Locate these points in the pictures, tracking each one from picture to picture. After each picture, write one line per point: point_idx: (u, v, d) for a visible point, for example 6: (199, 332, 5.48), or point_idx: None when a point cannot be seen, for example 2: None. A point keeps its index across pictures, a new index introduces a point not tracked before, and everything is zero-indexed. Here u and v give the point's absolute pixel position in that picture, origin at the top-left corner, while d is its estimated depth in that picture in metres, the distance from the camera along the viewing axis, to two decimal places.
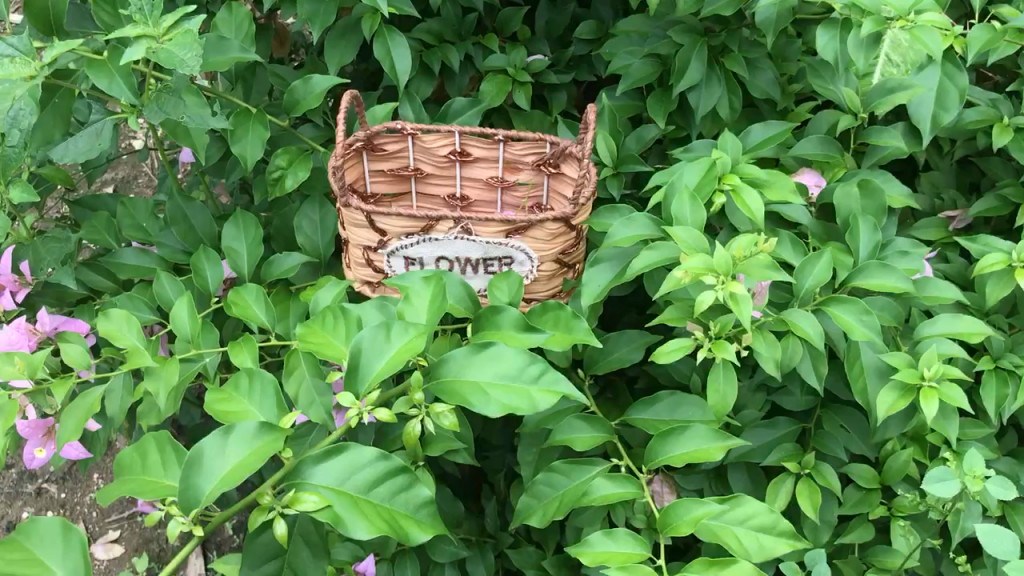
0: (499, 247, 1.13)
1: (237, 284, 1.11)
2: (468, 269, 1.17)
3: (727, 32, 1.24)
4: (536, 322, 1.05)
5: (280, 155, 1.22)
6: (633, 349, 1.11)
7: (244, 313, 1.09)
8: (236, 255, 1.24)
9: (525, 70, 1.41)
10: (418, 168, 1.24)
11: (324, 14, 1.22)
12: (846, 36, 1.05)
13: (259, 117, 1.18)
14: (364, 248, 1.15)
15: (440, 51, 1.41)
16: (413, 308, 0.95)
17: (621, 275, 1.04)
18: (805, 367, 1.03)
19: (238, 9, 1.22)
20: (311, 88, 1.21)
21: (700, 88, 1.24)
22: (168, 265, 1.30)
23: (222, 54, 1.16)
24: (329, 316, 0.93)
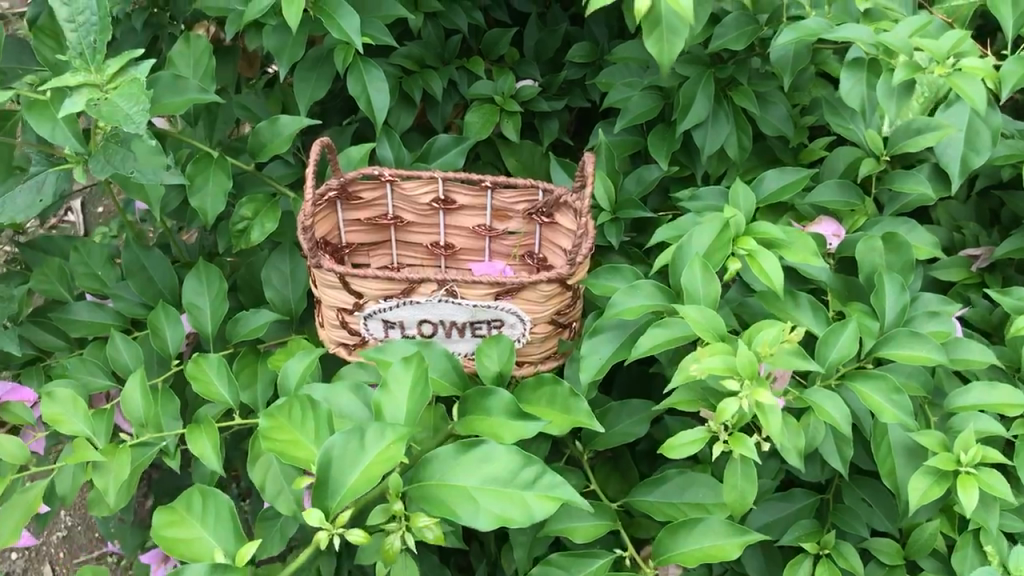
0: (487, 310, 1.02)
1: (197, 355, 1.00)
2: (454, 332, 1.06)
3: (734, 64, 1.13)
4: (529, 400, 0.95)
5: (245, 204, 1.11)
6: (638, 423, 1.01)
7: (205, 390, 0.98)
8: (199, 312, 1.13)
9: (514, 98, 1.30)
10: (397, 216, 1.13)
11: (291, 47, 1.10)
12: (874, 80, 0.95)
13: (222, 164, 1.07)
14: (337, 310, 1.04)
15: (420, 78, 1.30)
16: (392, 397, 0.84)
17: (623, 347, 0.94)
18: (827, 449, 0.93)
19: (196, 42, 1.11)
20: (279, 129, 1.10)
21: (706, 126, 1.13)
22: (127, 320, 1.19)
23: (179, 96, 1.05)
24: (297, 408, 0.84)
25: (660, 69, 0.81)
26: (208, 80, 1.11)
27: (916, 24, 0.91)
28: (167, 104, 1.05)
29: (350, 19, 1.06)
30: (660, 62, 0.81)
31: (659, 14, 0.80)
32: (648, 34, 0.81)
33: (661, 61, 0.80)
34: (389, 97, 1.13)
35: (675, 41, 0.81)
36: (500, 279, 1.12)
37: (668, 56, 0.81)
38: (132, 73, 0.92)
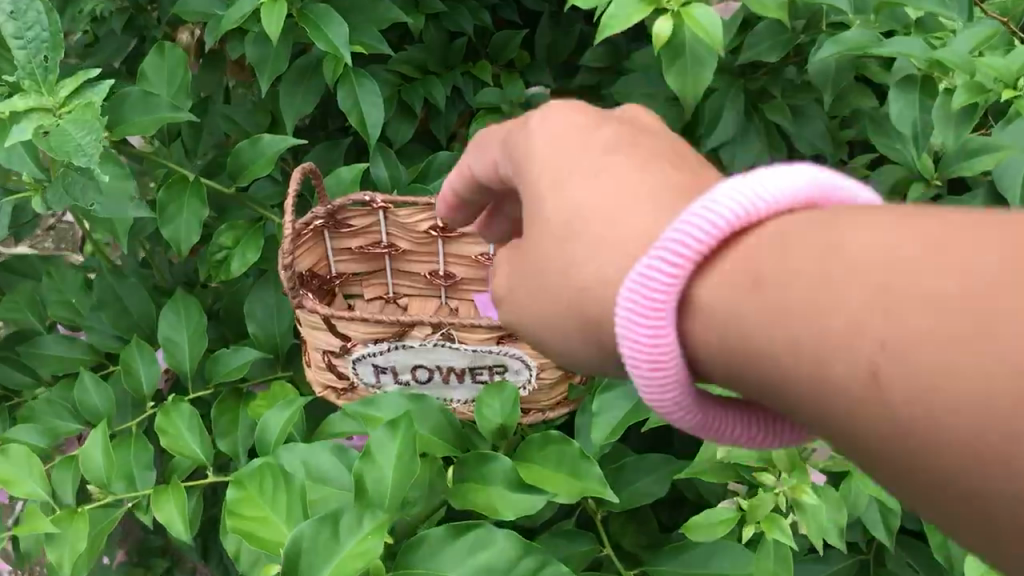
0: (489, 355, 0.91)
1: (165, 406, 0.91)
2: (452, 378, 0.95)
3: (767, 75, 1.02)
4: (535, 459, 0.85)
5: (224, 232, 1.00)
6: (658, 481, 0.91)
7: (174, 446, 0.88)
8: (177, 350, 1.03)
9: (522, 107, 1.19)
10: (392, 245, 1.02)
11: (274, 59, 1.00)
12: (929, 101, 0.83)
13: (197, 189, 0.97)
14: (323, 352, 0.93)
15: (421, 86, 1.19)
16: (375, 466, 0.75)
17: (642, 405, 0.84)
18: (871, 518, 0.81)
19: (172, 52, 1.01)
20: (262, 149, 0.99)
21: (735, 143, 1.02)
22: (99, 353, 1.09)
23: (150, 113, 0.96)
24: (268, 479, 0.75)
25: (682, 102, 0.72)
26: (183, 93, 1.01)
27: (979, 36, 0.80)
28: (138, 124, 0.96)
29: (339, 30, 0.96)
30: (684, 95, 0.72)
31: (683, 41, 0.72)
32: (670, 67, 0.73)
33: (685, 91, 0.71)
34: (383, 114, 1.04)
35: (702, 72, 0.72)
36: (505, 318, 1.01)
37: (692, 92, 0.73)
38: (87, 95, 0.82)
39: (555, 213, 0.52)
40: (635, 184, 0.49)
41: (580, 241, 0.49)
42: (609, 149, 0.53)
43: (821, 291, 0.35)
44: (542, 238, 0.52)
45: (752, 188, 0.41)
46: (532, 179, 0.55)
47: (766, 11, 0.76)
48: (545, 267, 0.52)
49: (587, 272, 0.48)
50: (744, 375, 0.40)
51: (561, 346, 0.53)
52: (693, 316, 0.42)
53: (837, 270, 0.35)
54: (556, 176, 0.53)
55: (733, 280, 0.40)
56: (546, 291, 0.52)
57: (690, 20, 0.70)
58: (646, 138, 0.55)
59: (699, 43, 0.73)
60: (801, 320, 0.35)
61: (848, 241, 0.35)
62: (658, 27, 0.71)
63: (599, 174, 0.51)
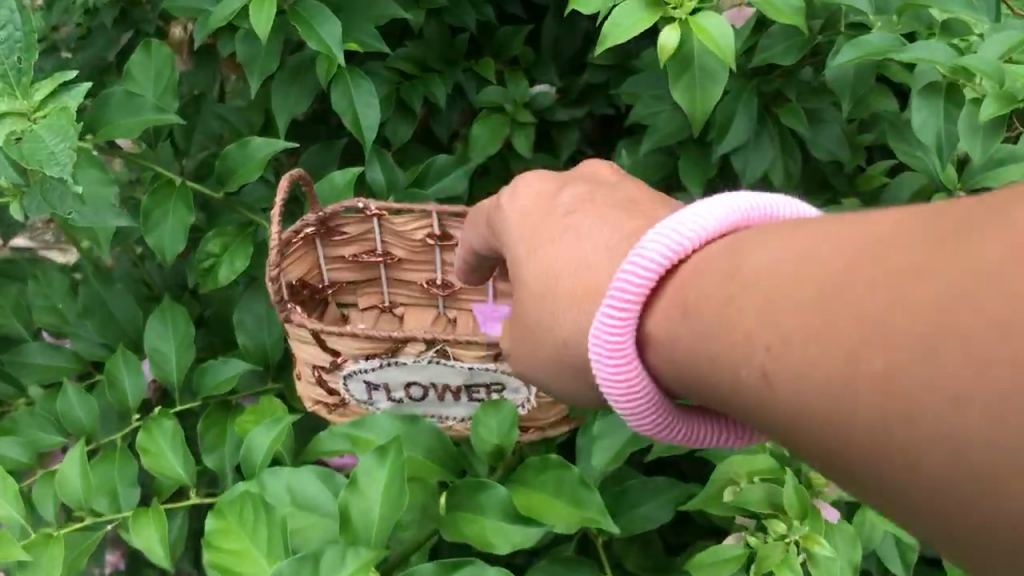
0: (486, 373, 0.86)
1: (147, 423, 0.87)
2: (447, 396, 0.90)
3: (781, 77, 0.97)
4: (532, 485, 0.81)
5: (212, 239, 0.97)
6: (661, 506, 0.86)
7: (156, 466, 0.84)
8: (164, 361, 1.00)
9: (526, 107, 1.15)
10: (388, 253, 0.98)
11: (264, 59, 0.96)
12: (954, 110, 0.79)
13: (184, 192, 0.93)
14: (313, 367, 0.89)
15: (421, 84, 1.15)
16: (361, 495, 0.71)
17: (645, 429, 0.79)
18: (886, 552, 0.76)
19: (158, 50, 0.97)
20: (250, 153, 0.95)
21: (748, 149, 0.97)
22: (84, 362, 1.06)
23: (134, 115, 0.92)
24: (249, 508, 0.71)
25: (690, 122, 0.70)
26: (169, 95, 0.97)
27: (1010, 42, 0.76)
28: (120, 126, 0.92)
29: (333, 29, 0.91)
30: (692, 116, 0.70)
31: (689, 51, 0.70)
32: (677, 80, 0.70)
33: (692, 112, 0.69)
34: (378, 115, 0.99)
35: (710, 88, 0.70)
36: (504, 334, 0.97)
37: (702, 105, 0.70)
38: (62, 100, 0.78)
39: (539, 272, 0.64)
40: (595, 241, 0.61)
41: (558, 292, 0.61)
42: (573, 215, 0.66)
43: (721, 310, 0.43)
44: (530, 295, 0.64)
45: (667, 230, 0.51)
46: (516, 244, 0.70)
47: (779, 15, 0.71)
48: (532, 324, 0.64)
49: (561, 325, 0.61)
50: (692, 392, 0.49)
51: (556, 387, 0.65)
52: (650, 349, 0.52)
53: (731, 290, 0.43)
54: (538, 242, 0.67)
55: (668, 313, 0.50)
56: (542, 340, 0.63)
57: (697, 32, 0.67)
58: (602, 195, 0.68)
59: (709, 55, 0.70)
60: (714, 340, 0.43)
61: (741, 265, 0.44)
62: (663, 38, 0.68)
63: (568, 236, 0.64)
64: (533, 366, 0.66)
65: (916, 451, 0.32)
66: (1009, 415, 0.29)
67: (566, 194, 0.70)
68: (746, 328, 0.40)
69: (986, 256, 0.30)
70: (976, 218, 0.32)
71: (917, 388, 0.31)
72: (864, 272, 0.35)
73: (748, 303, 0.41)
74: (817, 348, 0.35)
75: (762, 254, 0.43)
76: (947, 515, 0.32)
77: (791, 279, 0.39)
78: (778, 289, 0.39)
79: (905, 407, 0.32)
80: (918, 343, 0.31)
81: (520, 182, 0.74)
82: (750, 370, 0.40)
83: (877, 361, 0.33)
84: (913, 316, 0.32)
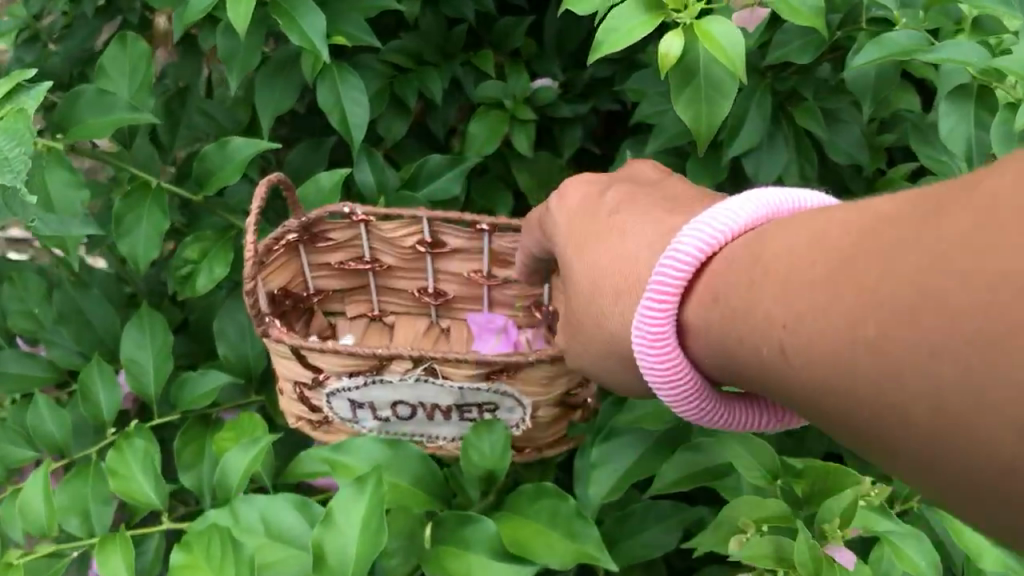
0: (478, 392, 0.81)
1: (118, 443, 0.82)
2: (437, 415, 0.84)
3: (797, 76, 0.90)
4: (524, 513, 0.76)
5: (190, 245, 0.92)
6: (666, 533, 0.81)
7: (124, 489, 0.79)
8: (142, 372, 0.94)
9: (526, 103, 1.09)
10: (376, 260, 0.92)
11: (245, 55, 0.91)
12: (985, 115, 0.72)
13: (158, 193, 0.90)
14: (295, 382, 0.84)
15: (416, 79, 1.09)
16: (336, 529, 0.66)
17: (646, 460, 0.74)
18: None
19: (134, 44, 0.95)
20: (230, 154, 0.90)
21: (761, 152, 0.91)
22: (60, 371, 1.01)
23: (104, 114, 0.88)
24: (215, 542, 0.67)
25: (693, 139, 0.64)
26: (144, 91, 0.94)
27: None
28: (90, 126, 0.87)
29: (315, 21, 0.86)
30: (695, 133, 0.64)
31: (692, 61, 0.65)
32: (680, 92, 0.65)
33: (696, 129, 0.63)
34: (366, 112, 0.95)
35: (717, 103, 0.64)
36: (498, 351, 0.93)
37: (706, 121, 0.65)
38: (20, 102, 0.73)
39: (583, 271, 0.65)
40: (637, 238, 0.61)
41: (599, 290, 0.63)
42: (618, 213, 0.66)
43: (748, 291, 0.48)
44: (578, 295, 0.65)
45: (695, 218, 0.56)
46: (565, 245, 0.70)
47: (797, 17, 0.65)
48: (581, 317, 0.65)
49: (608, 328, 0.61)
50: (730, 372, 0.53)
51: (613, 380, 0.66)
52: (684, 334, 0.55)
53: (758, 273, 0.47)
54: (582, 244, 0.67)
55: (697, 298, 0.54)
56: (593, 335, 0.64)
57: (703, 39, 0.62)
58: (645, 195, 0.68)
59: (716, 67, 0.65)
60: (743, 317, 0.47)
61: (760, 249, 0.49)
62: (664, 46, 0.64)
63: (612, 235, 0.64)
64: (588, 361, 0.67)
65: (907, 403, 0.37)
66: (972, 361, 0.34)
67: (610, 194, 0.69)
68: (769, 307, 0.45)
69: (956, 228, 0.35)
70: (951, 196, 0.37)
71: (901, 342, 0.36)
72: (862, 251, 0.40)
73: (770, 283, 0.46)
74: (824, 318, 0.40)
75: (786, 240, 0.47)
76: (939, 456, 0.37)
77: (807, 260, 0.43)
78: (797, 270, 0.44)
79: (892, 361, 0.37)
80: (898, 304, 0.37)
81: (564, 184, 0.73)
82: (773, 345, 0.45)
83: (870, 325, 0.38)
84: (894, 279, 0.37)
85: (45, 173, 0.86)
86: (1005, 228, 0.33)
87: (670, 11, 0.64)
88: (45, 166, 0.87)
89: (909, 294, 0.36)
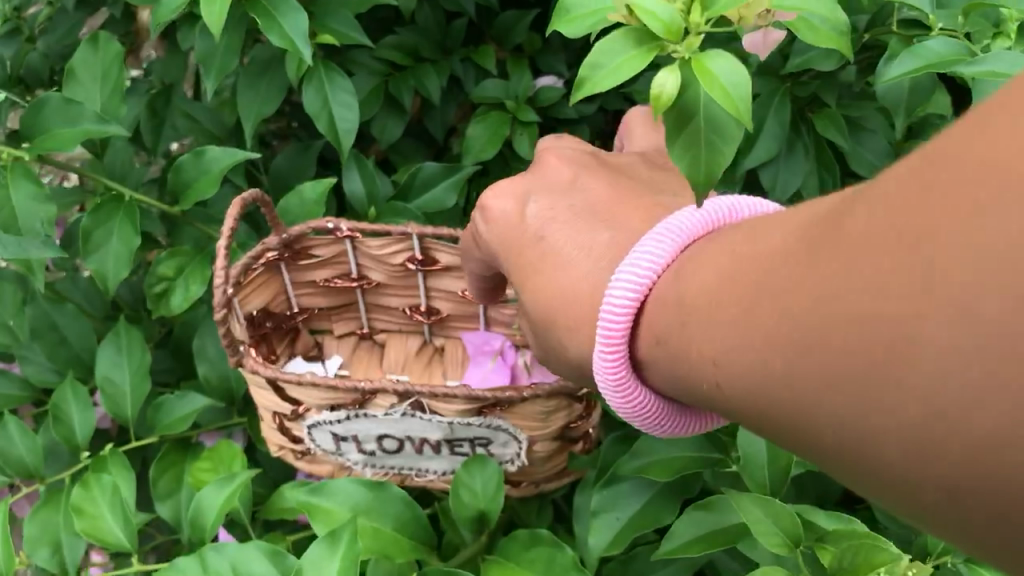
0: (470, 427, 0.74)
1: (85, 479, 0.77)
2: (426, 449, 0.78)
3: (819, 79, 0.84)
4: (515, 563, 0.70)
5: (165, 259, 0.88)
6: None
7: (90, 529, 0.74)
8: (116, 392, 0.89)
9: (529, 102, 1.02)
10: (364, 277, 0.86)
11: (224, 56, 0.85)
12: None
13: (131, 207, 0.87)
14: (274, 413, 0.77)
15: (412, 75, 1.03)
16: None
17: (653, 508, 0.68)
18: None
19: (106, 46, 0.90)
20: (205, 165, 0.86)
21: (778, 163, 0.85)
22: (35, 389, 0.95)
23: (72, 124, 0.83)
24: None
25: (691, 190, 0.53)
26: (116, 98, 0.89)
27: None
28: (58, 136, 0.82)
29: (296, 21, 0.79)
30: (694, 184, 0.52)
31: (690, 102, 0.54)
32: (675, 137, 0.53)
33: (693, 177, 0.52)
34: (355, 116, 0.89)
35: (720, 148, 0.52)
36: (493, 376, 0.85)
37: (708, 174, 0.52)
38: None
39: (537, 311, 0.56)
40: (590, 258, 0.54)
41: (560, 332, 0.54)
42: (547, 239, 0.57)
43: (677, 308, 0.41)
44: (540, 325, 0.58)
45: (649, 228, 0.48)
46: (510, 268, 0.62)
47: (821, 40, 0.58)
48: (555, 358, 0.58)
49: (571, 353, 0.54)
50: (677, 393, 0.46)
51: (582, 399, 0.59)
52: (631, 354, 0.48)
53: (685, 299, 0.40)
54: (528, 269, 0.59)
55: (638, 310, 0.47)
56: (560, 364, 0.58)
57: (702, 78, 0.52)
58: (572, 203, 0.59)
59: (718, 104, 0.54)
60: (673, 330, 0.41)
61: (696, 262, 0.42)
62: (657, 82, 0.53)
63: (552, 264, 0.56)
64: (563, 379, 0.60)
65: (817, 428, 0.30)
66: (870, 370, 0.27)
67: (535, 206, 0.60)
68: (688, 345, 0.39)
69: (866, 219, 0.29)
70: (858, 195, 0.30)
71: (803, 385, 0.30)
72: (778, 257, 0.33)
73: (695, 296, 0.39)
74: (738, 362, 0.34)
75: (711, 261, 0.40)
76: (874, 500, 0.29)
77: (717, 297, 0.37)
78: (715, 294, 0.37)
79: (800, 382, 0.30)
80: (792, 345, 0.31)
81: (482, 200, 0.63)
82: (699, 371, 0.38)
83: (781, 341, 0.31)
84: (784, 316, 0.31)
85: (9, 185, 0.82)
86: (874, 251, 0.27)
87: (665, 43, 0.56)
88: (9, 178, 0.82)
89: (798, 329, 0.30)
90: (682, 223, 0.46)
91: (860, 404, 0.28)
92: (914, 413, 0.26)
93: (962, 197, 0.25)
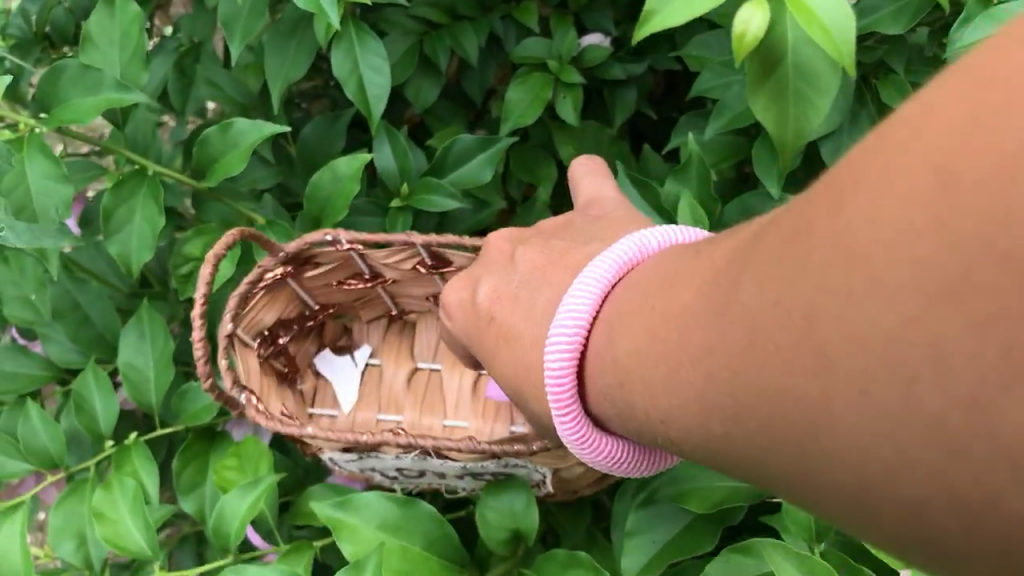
0: (485, 466, 0.70)
1: (107, 480, 0.74)
2: (452, 475, 0.75)
3: (887, 44, 0.77)
4: None
5: (191, 240, 0.83)
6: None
7: (112, 538, 0.71)
8: (140, 379, 0.85)
9: (572, 63, 0.95)
10: (378, 275, 0.82)
11: (251, 15, 0.79)
12: None
13: (155, 182, 0.82)
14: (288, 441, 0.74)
15: (448, 34, 0.96)
16: None
17: (689, 537, 0.64)
18: None
19: (127, 5, 0.84)
20: (231, 138, 0.81)
21: (842, 142, 0.77)
22: (58, 369, 0.92)
23: (90, 94, 0.77)
24: None
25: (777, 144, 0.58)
26: (137, 63, 0.84)
27: None
28: (76, 107, 0.77)
29: None
30: (780, 140, 0.57)
31: (779, 45, 0.55)
32: (760, 87, 0.56)
33: (777, 137, 0.57)
34: (387, 79, 0.83)
35: (809, 104, 0.56)
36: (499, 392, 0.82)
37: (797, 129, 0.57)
38: None
39: None
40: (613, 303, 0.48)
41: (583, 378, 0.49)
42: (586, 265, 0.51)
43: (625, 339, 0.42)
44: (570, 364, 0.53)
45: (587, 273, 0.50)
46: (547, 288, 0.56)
47: None
48: None
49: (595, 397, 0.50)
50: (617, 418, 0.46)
51: None
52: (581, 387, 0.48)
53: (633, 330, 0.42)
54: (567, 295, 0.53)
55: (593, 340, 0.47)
56: None
57: (800, 16, 0.50)
58: None
59: (807, 47, 0.55)
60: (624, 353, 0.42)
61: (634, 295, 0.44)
62: (742, 19, 0.53)
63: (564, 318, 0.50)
64: None
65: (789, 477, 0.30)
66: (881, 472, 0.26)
67: (482, 291, 0.64)
68: (635, 406, 0.41)
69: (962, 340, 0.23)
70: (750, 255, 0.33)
71: (745, 445, 0.32)
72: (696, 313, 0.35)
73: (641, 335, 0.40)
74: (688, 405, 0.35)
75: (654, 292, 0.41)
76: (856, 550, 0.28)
77: (651, 355, 0.38)
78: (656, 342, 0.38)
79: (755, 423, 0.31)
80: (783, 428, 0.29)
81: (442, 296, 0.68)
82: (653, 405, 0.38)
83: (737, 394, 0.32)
84: (712, 388, 0.33)
85: (24, 159, 0.76)
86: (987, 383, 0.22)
87: None
88: (23, 153, 0.76)
89: (732, 399, 0.32)
90: (605, 270, 0.49)
91: (806, 468, 0.29)
92: (852, 480, 0.27)
93: (837, 275, 0.26)
